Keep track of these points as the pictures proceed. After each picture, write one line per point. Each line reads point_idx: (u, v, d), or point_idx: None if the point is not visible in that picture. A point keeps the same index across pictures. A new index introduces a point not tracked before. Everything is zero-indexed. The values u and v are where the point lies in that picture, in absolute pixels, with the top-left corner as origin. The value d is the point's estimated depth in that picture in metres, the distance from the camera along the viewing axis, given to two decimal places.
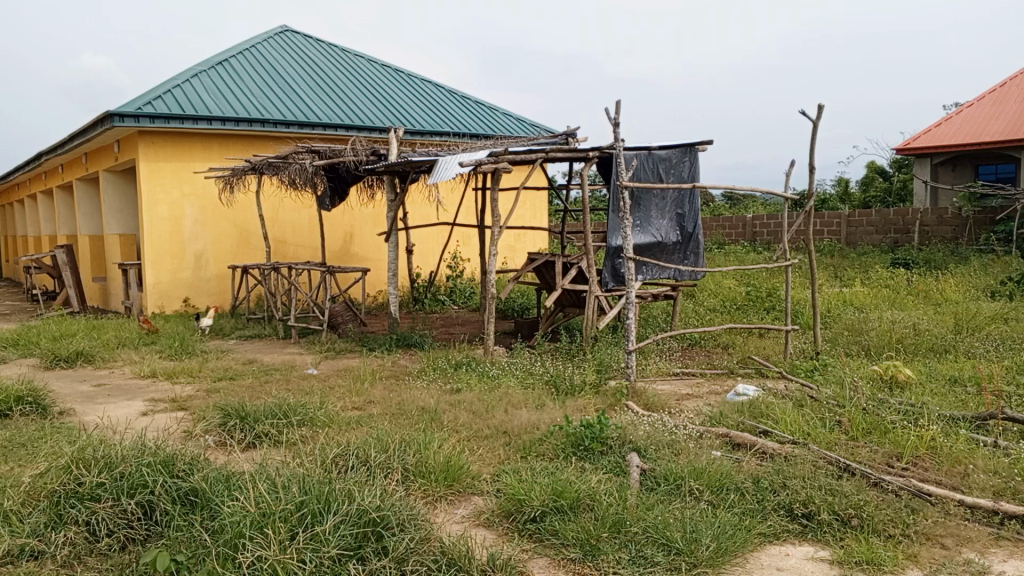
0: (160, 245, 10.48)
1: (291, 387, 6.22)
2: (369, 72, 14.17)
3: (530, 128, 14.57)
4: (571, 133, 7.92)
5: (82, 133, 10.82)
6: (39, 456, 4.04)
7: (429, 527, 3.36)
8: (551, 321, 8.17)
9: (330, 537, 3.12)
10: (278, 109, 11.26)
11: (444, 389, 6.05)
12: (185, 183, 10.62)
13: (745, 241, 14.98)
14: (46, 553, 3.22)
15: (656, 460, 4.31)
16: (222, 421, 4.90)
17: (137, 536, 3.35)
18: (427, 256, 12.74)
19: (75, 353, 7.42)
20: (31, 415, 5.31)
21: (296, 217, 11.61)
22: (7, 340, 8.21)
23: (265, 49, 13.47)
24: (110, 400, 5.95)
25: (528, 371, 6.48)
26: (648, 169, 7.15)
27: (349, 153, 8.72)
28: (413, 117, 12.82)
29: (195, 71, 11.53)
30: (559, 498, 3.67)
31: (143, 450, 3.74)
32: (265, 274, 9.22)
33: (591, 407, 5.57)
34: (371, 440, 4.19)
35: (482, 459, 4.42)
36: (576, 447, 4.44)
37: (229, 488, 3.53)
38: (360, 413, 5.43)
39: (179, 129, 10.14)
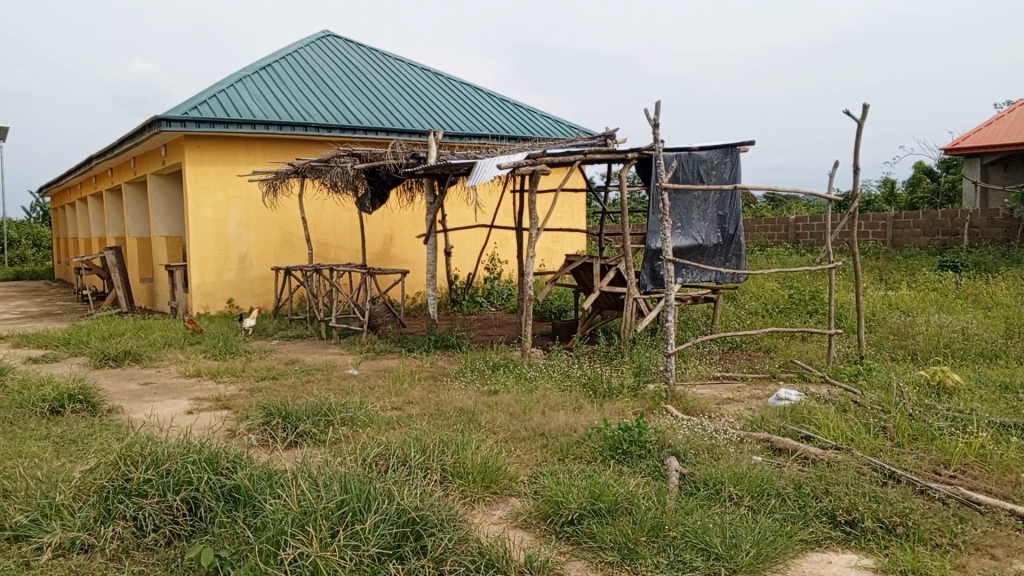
0: (206, 247, 10.70)
1: (332, 387, 6.30)
2: (409, 76, 14.30)
3: (569, 130, 14.57)
4: (610, 134, 7.89)
5: (130, 138, 11.09)
6: (89, 452, 4.15)
7: (467, 528, 3.38)
8: (589, 323, 8.15)
9: (369, 536, 3.16)
10: (320, 113, 11.43)
11: (482, 391, 6.08)
12: (229, 186, 10.82)
13: (788, 242, 14.75)
14: (96, 546, 3.31)
15: (696, 464, 4.28)
16: (265, 419, 4.98)
17: (182, 531, 3.41)
18: (465, 258, 12.81)
19: (123, 352, 7.60)
20: (82, 412, 5.45)
21: (338, 219, 11.75)
22: (59, 339, 8.45)
23: (307, 54, 13.69)
24: (156, 399, 6.09)
25: (566, 373, 6.46)
26: (688, 170, 7.09)
27: (389, 156, 8.80)
28: (452, 120, 12.90)
29: (240, 77, 11.75)
30: (597, 501, 3.66)
31: (188, 447, 3.83)
32: (307, 276, 9.35)
33: (630, 410, 5.54)
34: (410, 440, 4.22)
35: (520, 461, 4.43)
36: (614, 450, 4.43)
37: (272, 486, 3.59)
38: (399, 413, 5.49)
39: (224, 133, 10.34)
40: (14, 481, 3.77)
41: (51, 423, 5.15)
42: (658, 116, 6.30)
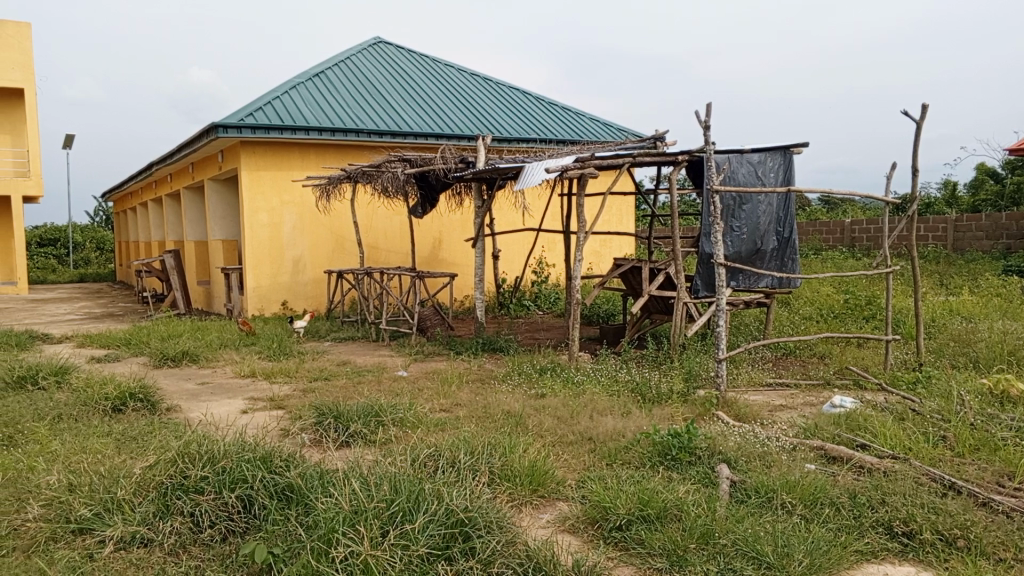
0: (261, 250, 10.94)
1: (381, 389, 6.36)
2: (458, 82, 14.42)
3: (618, 133, 14.49)
4: (660, 137, 7.82)
5: (189, 144, 11.41)
6: (149, 449, 4.29)
7: (515, 531, 3.39)
8: (637, 327, 8.10)
9: (419, 536, 3.19)
10: (371, 118, 11.60)
11: (529, 394, 6.09)
12: (284, 191, 11.05)
13: (843, 246, 14.42)
14: (154, 540, 3.40)
15: (747, 472, 4.21)
16: (317, 419, 5.06)
17: (237, 528, 3.48)
18: (513, 262, 12.85)
19: (181, 353, 7.82)
20: (142, 410, 5.62)
21: (388, 224, 11.90)
22: (121, 339, 8.73)
23: (359, 61, 13.91)
24: (213, 399, 6.24)
25: (613, 378, 6.42)
26: (741, 172, 7.01)
27: (438, 161, 8.87)
28: (501, 124, 12.96)
29: (293, 83, 12.00)
30: (646, 507, 3.63)
31: (243, 446, 3.94)
32: (358, 278, 9.48)
33: (679, 416, 5.47)
34: (459, 442, 4.26)
35: (568, 465, 4.43)
36: (663, 457, 4.38)
37: (324, 485, 3.66)
38: (447, 415, 5.53)
39: (279, 139, 10.57)
40: (79, 475, 3.91)
41: (113, 420, 5.32)
42: (709, 117, 6.22)
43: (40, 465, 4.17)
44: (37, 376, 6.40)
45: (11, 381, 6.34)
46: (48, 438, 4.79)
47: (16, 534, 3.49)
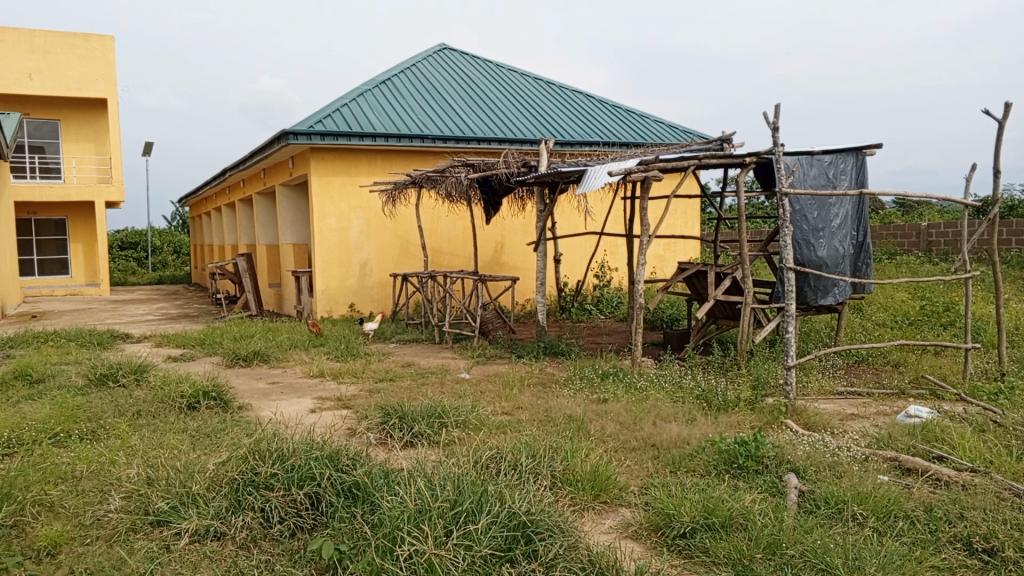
0: (330, 254, 11.19)
1: (444, 391, 6.42)
2: (522, 86, 14.49)
3: (683, 135, 14.32)
4: (726, 138, 7.69)
5: (261, 151, 11.76)
6: (222, 446, 4.44)
7: (578, 536, 3.38)
8: (703, 332, 7.98)
9: (482, 537, 3.21)
10: (436, 124, 11.75)
11: (591, 399, 6.06)
12: (352, 197, 11.28)
13: (919, 251, 13.92)
14: (227, 534, 3.51)
15: (816, 482, 4.11)
16: (382, 419, 5.15)
17: (305, 524, 3.57)
18: (575, 265, 12.82)
19: (252, 353, 8.05)
20: (216, 408, 5.82)
21: (452, 228, 12.02)
22: (196, 340, 9.05)
23: (424, 68, 14.12)
24: (283, 398, 6.40)
25: (678, 385, 6.33)
26: (812, 173, 6.83)
27: (501, 165, 8.92)
28: (564, 128, 12.96)
29: (361, 91, 12.25)
30: (711, 516, 3.58)
31: (311, 445, 4.05)
32: (422, 282, 9.60)
33: (746, 424, 5.36)
34: (521, 445, 4.28)
35: (631, 471, 4.39)
36: (729, 465, 4.31)
37: (389, 484, 3.72)
38: (509, 417, 5.55)
39: (347, 145, 10.79)
40: (156, 469, 4.06)
41: (189, 417, 5.52)
42: (778, 118, 6.10)
43: (121, 459, 4.35)
44: (117, 374, 6.68)
45: (94, 378, 6.64)
46: (129, 433, 5.00)
47: (99, 523, 3.64)
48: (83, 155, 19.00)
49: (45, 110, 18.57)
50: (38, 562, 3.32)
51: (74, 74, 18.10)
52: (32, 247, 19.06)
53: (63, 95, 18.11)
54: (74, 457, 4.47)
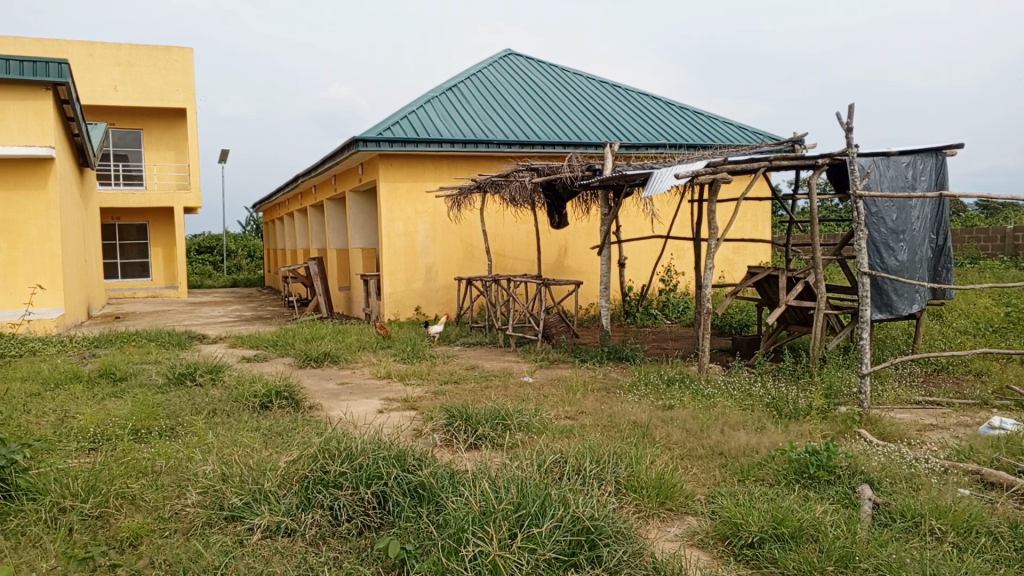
0: (397, 258, 11.38)
1: (508, 393, 6.46)
2: (587, 90, 14.47)
3: (752, 136, 14.04)
4: (797, 140, 7.51)
5: (332, 158, 12.05)
6: (293, 444, 4.56)
7: (643, 542, 3.35)
8: (773, 338, 7.80)
9: (546, 540, 3.22)
10: (502, 129, 11.82)
11: (656, 405, 5.99)
12: (419, 202, 11.44)
13: (1005, 255, 13.32)
14: (297, 531, 3.60)
15: (892, 494, 3.97)
16: (447, 421, 5.20)
17: (372, 523, 3.64)
18: (640, 269, 12.72)
19: (323, 354, 8.25)
20: (288, 407, 5.99)
21: (516, 232, 12.08)
22: (269, 341, 9.33)
23: (490, 73, 14.23)
24: (351, 398, 6.55)
25: (747, 392, 6.19)
26: (889, 175, 6.60)
27: (565, 169, 8.90)
28: (630, 131, 12.88)
29: (428, 97, 12.43)
30: (780, 526, 3.50)
31: (379, 445, 4.13)
32: (486, 286, 9.67)
33: (818, 433, 5.22)
34: (585, 450, 4.27)
35: (697, 479, 4.32)
36: (799, 474, 4.20)
37: (454, 485, 3.77)
38: (572, 422, 5.54)
39: (414, 151, 10.95)
40: (230, 466, 4.20)
41: (262, 416, 5.70)
42: (851, 118, 5.94)
43: (197, 455, 4.52)
44: (194, 373, 6.94)
45: (174, 378, 6.90)
46: (205, 431, 5.19)
47: (177, 517, 3.79)
48: (163, 162, 19.79)
49: (129, 120, 19.44)
50: (121, 552, 3.48)
51: (155, 85, 18.89)
52: (116, 251, 19.97)
53: (145, 106, 18.93)
54: (154, 453, 4.66)
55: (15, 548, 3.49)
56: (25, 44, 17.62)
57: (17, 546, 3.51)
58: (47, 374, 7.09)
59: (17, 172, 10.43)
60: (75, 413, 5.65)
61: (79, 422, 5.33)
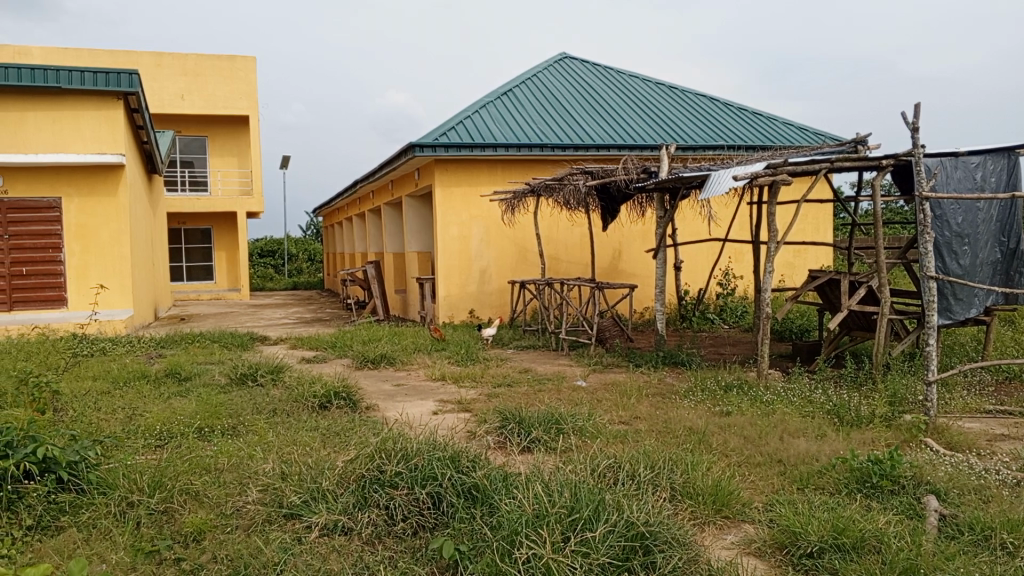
0: (451, 262, 11.49)
1: (561, 397, 6.45)
2: (642, 92, 14.37)
3: (813, 136, 13.72)
4: (861, 140, 7.31)
5: (389, 163, 12.24)
6: (350, 444, 4.66)
7: (698, 549, 3.32)
8: (835, 344, 7.60)
9: (599, 545, 3.21)
10: (556, 133, 11.83)
11: (713, 411, 5.90)
12: (473, 206, 11.51)
13: None
14: (354, 529, 3.66)
15: (959, 506, 3.83)
16: (501, 423, 5.22)
17: (427, 523, 3.68)
18: (696, 273, 12.56)
19: (379, 356, 8.38)
20: (346, 407, 6.10)
21: (570, 235, 12.05)
22: (328, 343, 9.53)
23: (545, 77, 14.25)
24: (407, 399, 6.63)
25: (807, 399, 6.05)
26: (956, 176, 6.37)
27: (620, 172, 8.85)
28: (686, 133, 12.73)
29: (483, 102, 12.52)
30: (840, 536, 3.42)
31: (434, 445, 4.18)
32: (539, 289, 9.67)
33: (882, 441, 5.07)
34: (640, 456, 4.24)
35: (755, 487, 4.24)
36: (861, 484, 4.08)
37: (508, 487, 3.79)
38: (626, 427, 5.50)
39: (469, 156, 11.03)
40: (290, 465, 4.29)
41: (320, 416, 5.81)
42: (917, 118, 5.77)
43: (258, 454, 4.63)
44: (256, 373, 7.12)
45: (236, 378, 7.09)
46: (266, 430, 5.31)
47: (238, 514, 3.87)
48: (227, 169, 20.37)
49: (194, 128, 20.08)
50: (185, 547, 3.59)
51: (220, 93, 19.45)
52: (182, 254, 20.63)
53: (210, 114, 19.51)
54: (217, 450, 4.80)
55: (87, 539, 3.64)
56: (98, 55, 18.36)
57: (88, 538, 3.65)
58: (117, 373, 7.36)
59: (89, 179, 10.86)
60: (142, 411, 5.86)
61: (146, 420, 5.52)
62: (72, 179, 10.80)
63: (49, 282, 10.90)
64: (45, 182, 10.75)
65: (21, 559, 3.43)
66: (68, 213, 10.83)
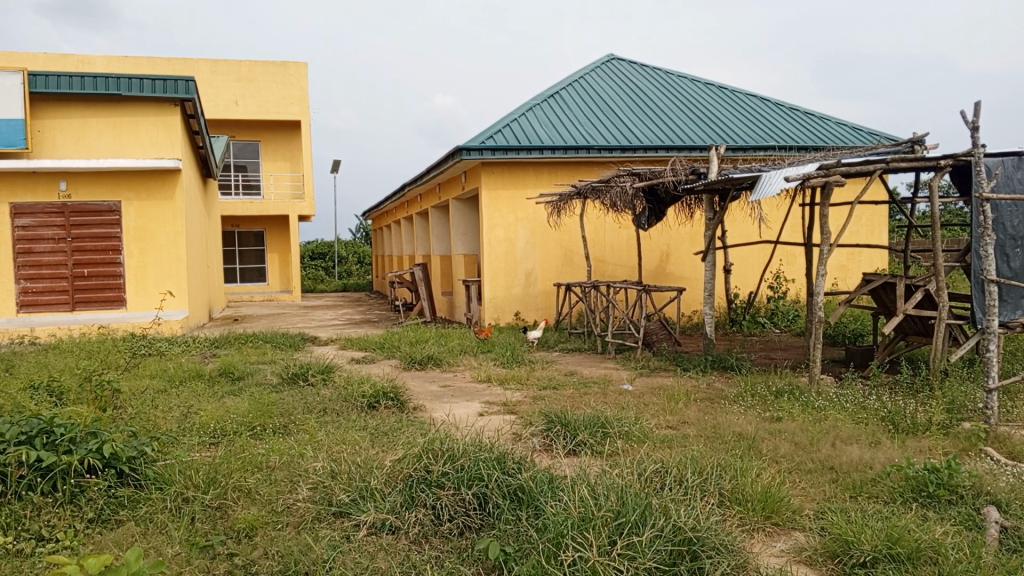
0: (497, 264, 11.55)
1: (607, 400, 6.43)
2: (691, 92, 14.23)
3: (868, 136, 13.40)
4: (918, 140, 7.12)
5: (436, 166, 12.36)
6: (398, 443, 4.71)
7: (746, 556, 3.29)
8: (890, 349, 7.42)
9: (646, 549, 3.18)
10: (604, 135, 11.78)
11: (763, 417, 5.81)
12: (519, 209, 11.54)
13: None
14: (401, 529, 3.70)
15: (1022, 518, 3.71)
16: (546, 426, 5.22)
17: (473, 524, 3.70)
18: (746, 276, 12.39)
19: (426, 357, 8.46)
20: (393, 408, 6.18)
21: (617, 237, 11.98)
22: (377, 344, 9.66)
23: (592, 78, 14.22)
24: (453, 400, 6.69)
25: (861, 405, 5.91)
26: (1018, 176, 6.17)
27: (668, 174, 8.77)
28: (735, 134, 12.56)
29: (531, 104, 12.55)
30: (895, 546, 3.33)
31: (480, 446, 4.21)
32: (585, 292, 9.64)
33: (939, 449, 4.93)
34: (687, 461, 4.20)
35: (805, 494, 4.16)
36: (917, 493, 3.98)
37: (553, 490, 3.80)
38: (674, 431, 5.45)
39: (516, 159, 11.06)
40: (339, 463, 4.36)
41: (369, 416, 5.89)
42: (978, 117, 5.60)
43: (309, 452, 4.73)
44: (307, 373, 7.24)
45: (288, 377, 7.23)
46: (316, 429, 5.40)
47: (289, 511, 3.95)
48: (279, 173, 20.80)
49: (247, 133, 20.55)
50: (238, 542, 3.67)
51: (273, 99, 19.88)
52: (236, 257, 21.12)
53: (263, 119, 19.95)
54: (269, 449, 4.89)
55: (145, 533, 3.75)
56: (156, 63, 18.93)
57: (146, 532, 3.77)
58: (172, 372, 7.57)
59: (147, 183, 11.21)
60: (197, 409, 6.01)
61: (201, 418, 5.67)
62: (131, 183, 11.16)
63: (108, 283, 11.23)
64: (106, 186, 11.11)
65: (83, 550, 3.55)
66: (127, 216, 11.19)
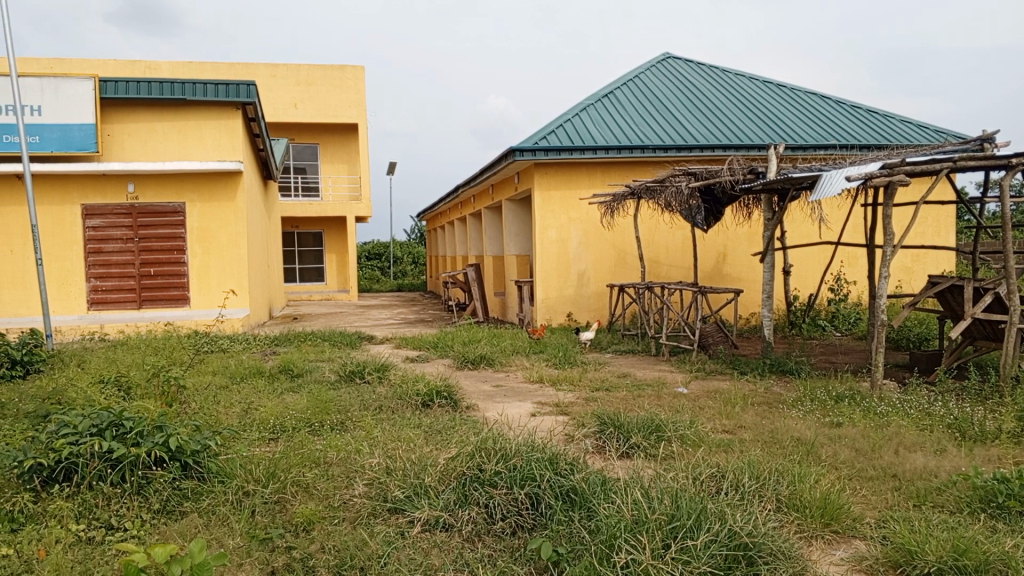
0: (549, 265, 11.55)
1: (662, 403, 6.38)
2: (749, 90, 14.01)
3: (935, 134, 12.97)
4: (987, 138, 6.88)
5: (490, 167, 12.43)
6: (451, 442, 4.75)
7: (803, 562, 3.23)
8: (958, 354, 7.17)
9: (701, 553, 3.15)
10: (658, 134, 11.67)
11: (823, 422, 5.67)
12: (572, 209, 11.52)
13: None
14: (454, 526, 3.74)
15: None
16: (599, 428, 5.20)
17: (525, 523, 3.71)
18: (805, 278, 12.12)
19: (479, 357, 8.51)
20: (446, 407, 6.23)
21: (671, 238, 11.86)
22: (431, 343, 9.76)
23: (647, 78, 14.11)
24: (505, 400, 6.72)
25: (925, 412, 5.73)
26: None
27: (725, 173, 8.63)
28: (794, 132, 12.31)
29: (585, 105, 12.51)
30: (961, 557, 3.22)
31: (533, 447, 4.23)
32: (639, 293, 9.57)
33: (1008, 458, 4.75)
34: (744, 465, 4.14)
35: (867, 502, 4.05)
36: (986, 503, 3.84)
37: (606, 491, 3.78)
38: (730, 435, 5.37)
39: (570, 159, 11.04)
40: (394, 460, 4.43)
41: (423, 414, 5.95)
42: None
43: (364, 449, 4.80)
44: (363, 371, 7.35)
45: (345, 374, 7.36)
46: (372, 426, 5.50)
47: (345, 506, 4.03)
48: (338, 175, 21.17)
49: (307, 135, 20.97)
50: (296, 536, 3.76)
51: (332, 102, 20.24)
52: (295, 257, 21.57)
53: (321, 121, 20.33)
54: (326, 445, 4.99)
55: (207, 525, 3.87)
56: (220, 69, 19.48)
57: (208, 523, 3.88)
58: (234, 368, 7.78)
59: (211, 184, 11.56)
60: (257, 405, 6.16)
61: (261, 414, 5.82)
62: (195, 185, 11.52)
63: (173, 282, 11.57)
64: (172, 188, 11.49)
65: (149, 540, 3.68)
66: (192, 217, 11.55)
